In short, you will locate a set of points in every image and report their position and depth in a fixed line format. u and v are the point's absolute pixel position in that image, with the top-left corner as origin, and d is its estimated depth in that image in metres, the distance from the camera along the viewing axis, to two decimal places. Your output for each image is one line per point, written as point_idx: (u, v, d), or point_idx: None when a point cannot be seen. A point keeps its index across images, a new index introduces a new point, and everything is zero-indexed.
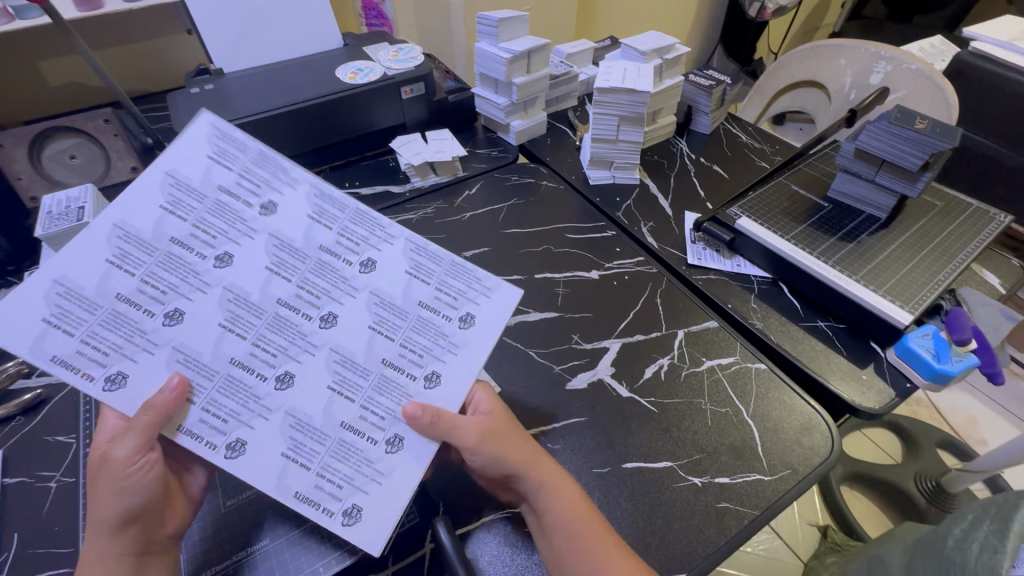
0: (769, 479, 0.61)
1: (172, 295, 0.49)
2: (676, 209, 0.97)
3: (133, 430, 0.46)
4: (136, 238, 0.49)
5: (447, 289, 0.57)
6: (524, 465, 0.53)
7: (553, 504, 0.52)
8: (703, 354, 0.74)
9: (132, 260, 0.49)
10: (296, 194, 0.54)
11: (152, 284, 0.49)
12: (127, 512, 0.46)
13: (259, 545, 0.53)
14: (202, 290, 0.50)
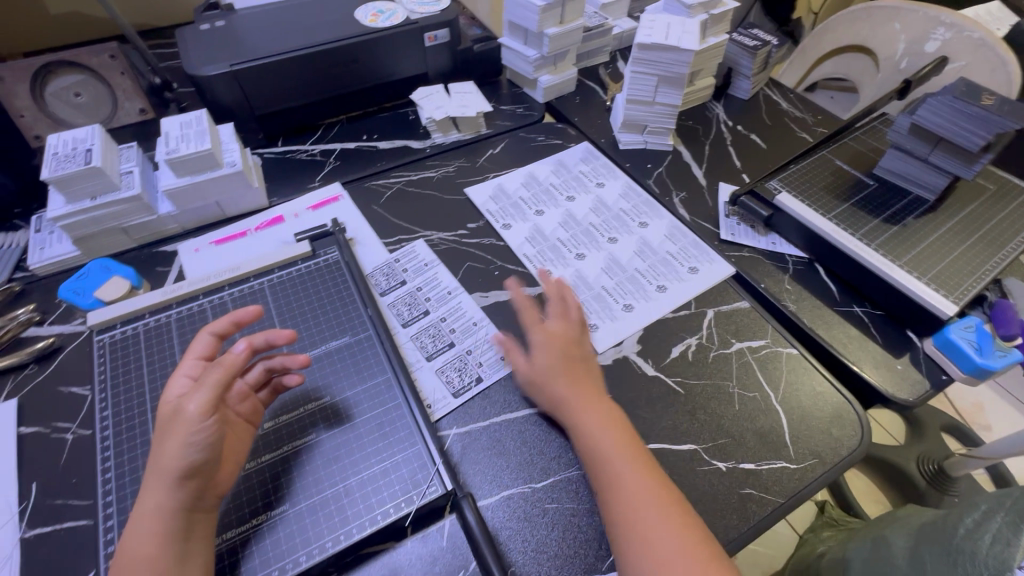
0: (795, 467, 0.60)
1: (493, 226, 0.83)
2: (710, 180, 0.92)
3: (202, 385, 0.48)
4: (486, 205, 0.86)
5: (681, 239, 0.82)
6: (582, 398, 0.60)
7: (597, 428, 0.57)
8: (733, 335, 0.71)
9: (496, 214, 0.84)
10: (604, 190, 0.90)
11: (496, 215, 0.84)
12: (191, 466, 0.46)
13: (279, 510, 0.52)
14: (508, 226, 0.83)
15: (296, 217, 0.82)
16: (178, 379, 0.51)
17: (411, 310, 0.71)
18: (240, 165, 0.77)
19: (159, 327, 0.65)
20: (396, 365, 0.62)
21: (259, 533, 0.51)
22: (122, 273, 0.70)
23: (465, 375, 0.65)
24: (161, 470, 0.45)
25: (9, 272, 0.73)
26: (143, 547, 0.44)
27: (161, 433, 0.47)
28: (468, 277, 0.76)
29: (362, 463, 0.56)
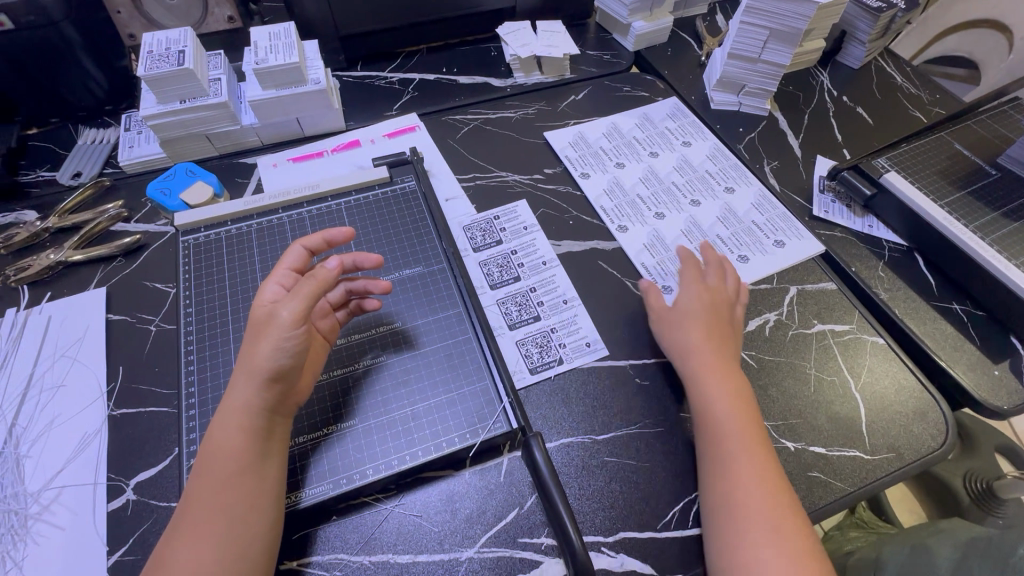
0: (869, 459, 0.57)
1: (569, 174, 0.80)
2: (807, 151, 0.85)
3: (295, 294, 0.48)
4: (564, 152, 0.83)
5: (768, 211, 0.77)
6: (710, 366, 0.57)
7: (713, 399, 0.55)
8: (816, 316, 0.67)
9: (574, 162, 0.81)
10: (690, 148, 0.85)
11: (574, 163, 0.81)
12: (279, 370, 0.47)
13: (347, 424, 0.54)
14: (585, 175, 0.80)
15: (372, 143, 0.81)
16: (274, 287, 0.52)
17: (502, 272, 0.69)
18: (324, 83, 0.75)
19: (240, 235, 0.66)
20: (465, 305, 0.61)
21: (329, 442, 0.53)
22: (205, 179, 0.71)
23: (547, 353, 0.62)
24: (252, 371, 0.46)
25: (100, 167, 0.76)
26: (229, 441, 0.45)
27: (253, 337, 0.48)
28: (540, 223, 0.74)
29: (429, 389, 0.56)
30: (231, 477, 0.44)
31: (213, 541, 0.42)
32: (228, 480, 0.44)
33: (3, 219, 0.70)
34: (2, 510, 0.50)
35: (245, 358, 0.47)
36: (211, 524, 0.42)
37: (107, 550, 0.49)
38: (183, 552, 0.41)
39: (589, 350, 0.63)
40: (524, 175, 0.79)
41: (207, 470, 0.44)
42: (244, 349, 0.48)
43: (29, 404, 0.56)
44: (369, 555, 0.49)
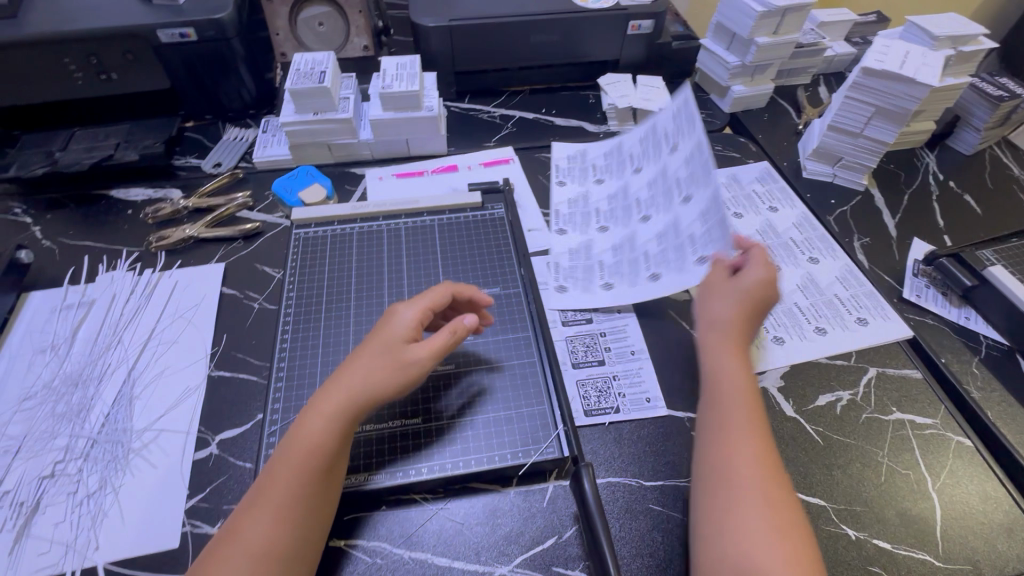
0: (938, 565, 0.53)
1: (649, 206, 0.74)
2: (902, 232, 0.82)
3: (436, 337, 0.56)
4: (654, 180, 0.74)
5: (852, 287, 0.74)
6: (725, 360, 0.56)
7: (722, 391, 0.54)
8: (895, 403, 0.64)
9: (652, 195, 0.74)
10: (778, 214, 0.84)
11: (653, 196, 0.74)
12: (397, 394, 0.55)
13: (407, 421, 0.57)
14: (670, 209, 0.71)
15: (469, 169, 0.87)
16: (399, 316, 0.55)
17: (576, 313, 0.70)
18: (437, 111, 0.83)
19: (344, 236, 0.74)
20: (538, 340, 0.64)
21: (393, 435, 0.57)
22: (321, 182, 0.80)
23: (605, 399, 0.63)
24: (383, 373, 0.51)
25: (237, 160, 0.87)
26: (318, 417, 0.49)
27: (385, 349, 0.52)
28: (631, 271, 0.72)
29: (489, 399, 0.59)
30: (316, 445, 0.48)
31: (290, 501, 0.46)
32: (314, 446, 0.48)
33: (154, 193, 0.82)
34: (111, 440, 0.57)
35: (373, 358, 0.52)
36: (286, 488, 0.46)
37: (187, 494, 0.54)
38: (265, 502, 0.46)
39: (649, 407, 0.62)
40: (621, 224, 0.77)
41: (295, 435, 0.49)
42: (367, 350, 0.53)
43: (147, 352, 0.64)
44: (409, 549, 0.52)
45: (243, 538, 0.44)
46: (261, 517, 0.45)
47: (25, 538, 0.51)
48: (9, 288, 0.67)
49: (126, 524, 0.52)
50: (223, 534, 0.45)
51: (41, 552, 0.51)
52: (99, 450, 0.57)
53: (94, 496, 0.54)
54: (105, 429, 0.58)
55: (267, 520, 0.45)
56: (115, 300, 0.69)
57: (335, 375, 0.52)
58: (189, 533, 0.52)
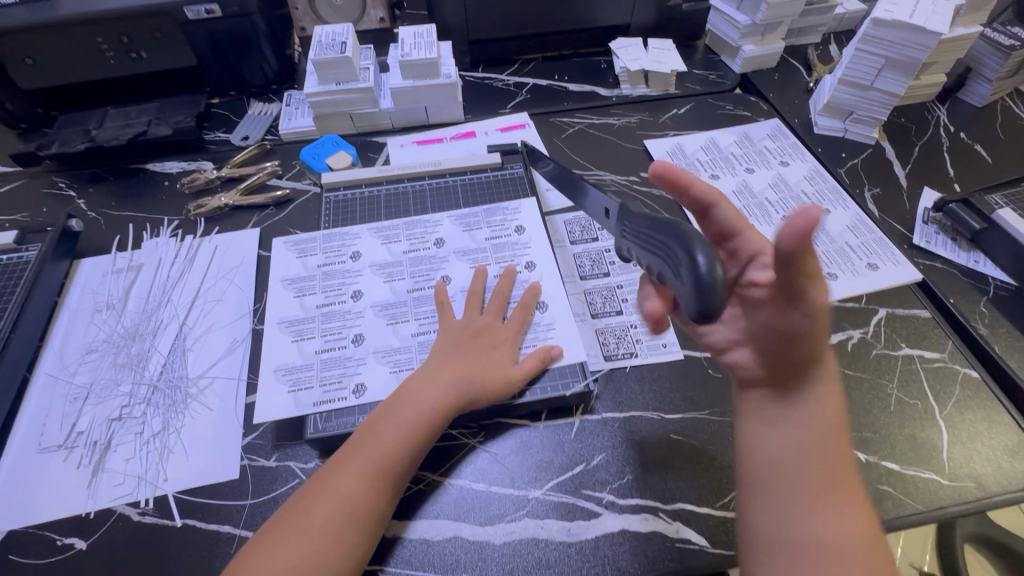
0: (946, 483, 0.56)
1: (427, 237, 0.74)
2: (913, 182, 0.84)
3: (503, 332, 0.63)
4: (383, 267, 0.71)
5: (861, 234, 0.77)
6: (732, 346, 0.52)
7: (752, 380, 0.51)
8: (904, 340, 0.67)
9: (414, 236, 0.74)
10: (790, 168, 0.86)
11: (406, 272, 0.70)
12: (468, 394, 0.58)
13: None
14: (440, 250, 0.73)
15: (487, 134, 0.90)
16: (481, 290, 0.66)
17: (593, 266, 0.73)
18: (454, 78, 0.86)
19: (370, 198, 0.78)
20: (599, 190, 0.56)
21: None
22: (346, 150, 0.84)
23: (622, 344, 0.66)
24: (484, 364, 0.59)
25: (263, 133, 0.90)
26: (418, 408, 0.55)
27: (489, 339, 0.62)
28: (405, 315, 0.66)
29: (553, 332, 0.65)
30: (414, 429, 0.53)
31: (386, 473, 0.51)
32: (410, 426, 0.54)
33: (188, 165, 0.86)
34: (170, 387, 0.62)
35: (480, 346, 0.61)
36: (381, 459, 0.52)
37: (244, 433, 0.59)
38: (362, 462, 0.51)
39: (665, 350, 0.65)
40: (409, 272, 0.70)
41: (396, 406, 0.55)
42: (475, 333, 0.62)
43: (195, 309, 0.69)
44: (449, 476, 0.57)
45: (330, 497, 0.50)
46: (355, 473, 0.51)
47: (102, 471, 0.57)
48: (64, 254, 0.72)
49: (191, 459, 0.58)
50: (325, 471, 0.52)
51: (117, 484, 0.56)
52: (160, 396, 0.62)
53: (160, 435, 0.59)
54: (163, 377, 0.63)
55: (360, 479, 0.50)
56: (161, 263, 0.73)
57: (434, 352, 0.61)
58: (248, 465, 0.57)
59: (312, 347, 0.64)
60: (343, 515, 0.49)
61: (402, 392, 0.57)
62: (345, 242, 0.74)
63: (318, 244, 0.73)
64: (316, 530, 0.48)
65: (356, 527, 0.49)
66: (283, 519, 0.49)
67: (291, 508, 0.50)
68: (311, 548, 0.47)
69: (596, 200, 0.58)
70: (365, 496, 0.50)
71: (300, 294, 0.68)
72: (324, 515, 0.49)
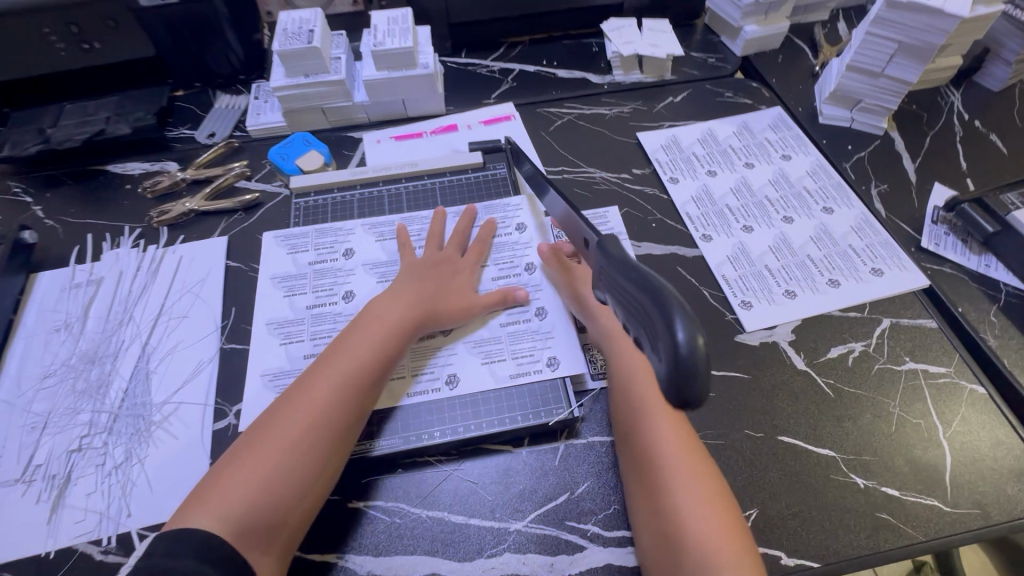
0: (948, 510, 0.53)
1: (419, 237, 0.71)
2: (923, 177, 0.78)
3: (464, 262, 0.67)
4: (377, 267, 0.68)
5: (865, 236, 0.72)
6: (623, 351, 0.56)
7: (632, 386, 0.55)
8: (908, 353, 0.63)
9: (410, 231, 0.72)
10: (792, 163, 0.81)
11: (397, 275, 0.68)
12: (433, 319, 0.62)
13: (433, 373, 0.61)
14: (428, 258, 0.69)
15: (469, 128, 0.85)
16: (440, 230, 0.69)
17: None
18: (432, 68, 0.80)
19: (344, 204, 0.74)
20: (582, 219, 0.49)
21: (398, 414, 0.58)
22: (318, 149, 0.78)
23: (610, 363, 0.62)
24: (442, 288, 0.64)
25: (231, 129, 0.85)
26: (379, 329, 0.58)
27: (447, 267, 0.66)
28: None
29: (540, 350, 0.62)
30: (378, 347, 0.57)
31: (350, 391, 0.54)
32: (376, 347, 0.57)
33: (151, 166, 0.81)
34: (132, 414, 0.59)
35: (438, 274, 0.65)
36: (344, 376, 0.55)
37: (211, 463, 0.56)
38: (329, 375, 0.55)
39: None
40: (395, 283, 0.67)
41: (360, 326, 0.59)
42: (433, 264, 0.66)
43: (159, 327, 0.65)
44: (427, 508, 0.54)
45: (298, 416, 0.52)
46: (324, 396, 0.53)
47: (61, 507, 0.54)
48: (19, 269, 0.68)
49: (155, 493, 0.55)
50: (293, 389, 0.55)
51: (77, 521, 0.53)
52: (122, 423, 0.58)
53: (121, 467, 0.56)
54: (125, 403, 0.60)
55: (326, 400, 0.53)
56: (122, 277, 0.69)
57: (395, 281, 0.65)
58: None
59: (301, 351, 0.62)
60: (310, 426, 0.51)
61: (365, 315, 0.60)
62: (338, 238, 0.71)
63: (310, 239, 0.71)
64: (285, 442, 0.50)
65: (321, 439, 0.51)
66: (250, 437, 0.51)
67: (256, 432, 0.52)
68: (279, 459, 0.49)
69: (576, 229, 0.52)
70: (332, 408, 0.53)
71: (290, 293, 0.66)
72: (293, 426, 0.51)
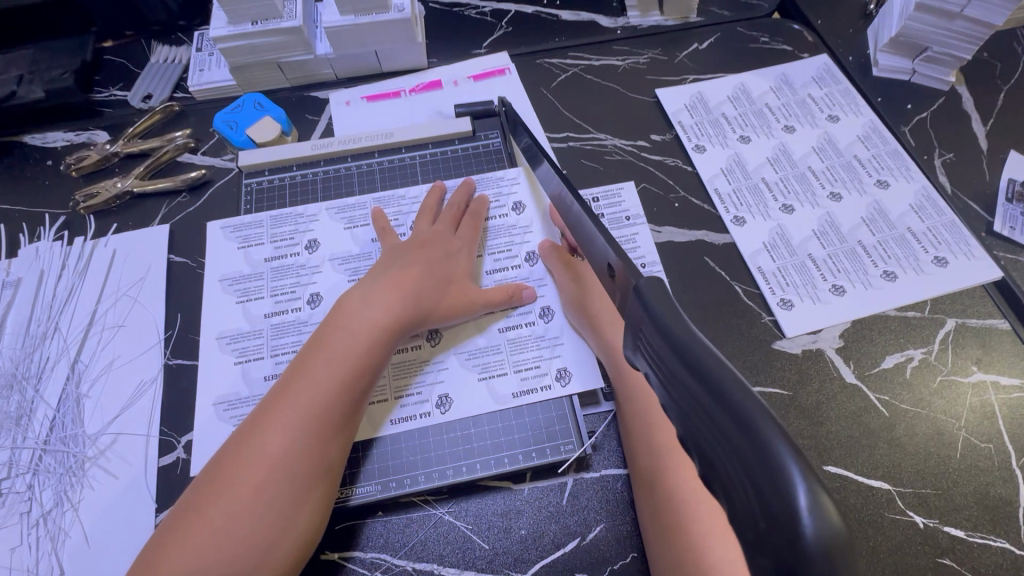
0: (1022, 554, 0.46)
1: (399, 220, 0.59)
2: (996, 142, 0.66)
3: (461, 245, 0.55)
4: (347, 260, 0.57)
5: (927, 217, 0.61)
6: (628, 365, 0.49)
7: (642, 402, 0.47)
8: (976, 362, 0.54)
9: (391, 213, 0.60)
10: (840, 126, 0.68)
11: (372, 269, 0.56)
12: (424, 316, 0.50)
13: (420, 391, 0.51)
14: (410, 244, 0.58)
15: (455, 86, 0.71)
16: (435, 204, 0.58)
17: None
18: (409, 11, 0.65)
19: (306, 184, 0.62)
20: (604, 238, 0.37)
21: (376, 445, 0.49)
22: (273, 114, 0.65)
23: None
24: (436, 276, 0.52)
25: (170, 90, 0.70)
26: (357, 334, 0.46)
27: (440, 248, 0.54)
28: None
29: (542, 364, 0.52)
30: (355, 357, 0.45)
31: (324, 417, 0.42)
32: (349, 358, 0.44)
33: (76, 137, 0.68)
34: (62, 449, 0.50)
35: (428, 256, 0.53)
36: (314, 399, 0.42)
37: (156, 509, 0.48)
38: (292, 402, 0.42)
39: None
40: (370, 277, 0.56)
41: (330, 336, 0.46)
42: (421, 245, 0.53)
43: (90, 340, 0.55)
44: (413, 560, 0.45)
45: (257, 455, 0.40)
46: (288, 428, 0.41)
47: None
48: None
49: (91, 546, 0.46)
50: (244, 431, 0.42)
51: None
52: (50, 460, 0.50)
53: (52, 515, 0.47)
54: (54, 435, 0.50)
55: (292, 433, 0.41)
56: (46, 278, 0.58)
57: (372, 271, 0.52)
58: None
59: (260, 372, 0.52)
60: (279, 480, 0.39)
61: (334, 317, 0.47)
62: (299, 226, 0.59)
63: (264, 230, 0.59)
64: (245, 505, 0.39)
65: (291, 483, 0.40)
66: (197, 498, 0.39)
67: (208, 480, 0.40)
68: (242, 530, 0.38)
69: (594, 249, 0.40)
70: (303, 454, 0.41)
71: (244, 299, 0.55)
72: (252, 485, 0.39)
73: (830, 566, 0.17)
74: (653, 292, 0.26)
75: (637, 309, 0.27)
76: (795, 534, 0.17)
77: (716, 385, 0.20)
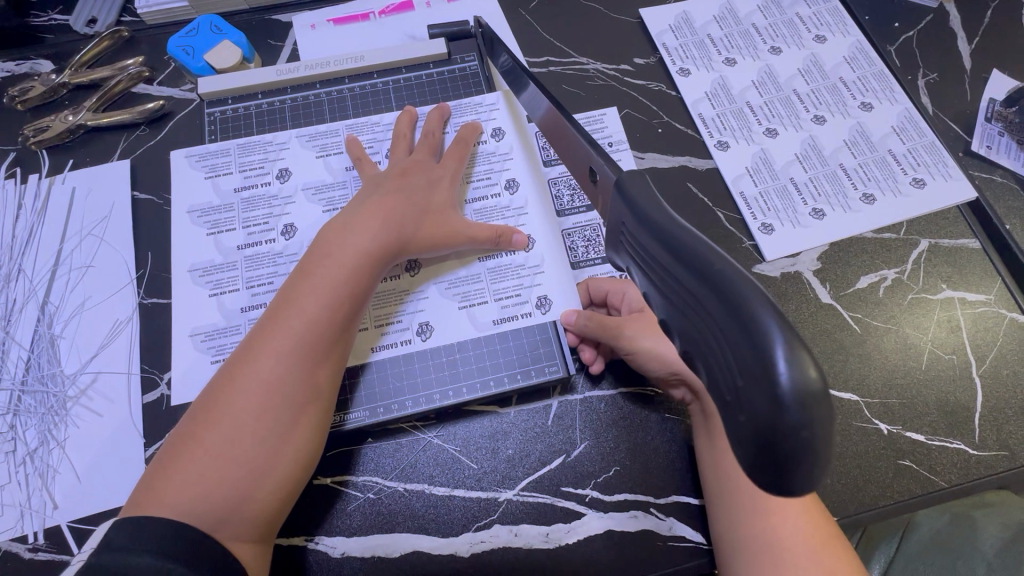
0: (975, 454, 0.49)
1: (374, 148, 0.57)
2: (980, 61, 0.65)
3: (444, 172, 0.53)
4: (322, 190, 0.55)
5: (908, 139, 0.61)
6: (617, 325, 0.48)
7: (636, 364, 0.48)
8: (946, 280, 0.55)
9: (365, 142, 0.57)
10: (827, 46, 0.66)
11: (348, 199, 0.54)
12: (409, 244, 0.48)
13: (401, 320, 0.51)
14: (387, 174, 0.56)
15: (428, 6, 0.66)
16: (408, 133, 0.55)
17: (574, 198, 0.56)
18: None
19: (273, 113, 0.58)
20: (583, 138, 0.36)
21: (362, 375, 0.49)
22: (232, 38, 0.60)
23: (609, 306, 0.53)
24: (418, 206, 0.50)
25: (116, 14, 0.64)
26: (343, 260, 0.45)
27: (421, 176, 0.52)
28: None
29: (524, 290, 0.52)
30: (341, 285, 0.44)
31: (315, 344, 0.42)
32: (335, 286, 0.43)
33: (17, 67, 0.62)
34: (41, 389, 0.49)
35: (410, 184, 0.50)
36: (303, 327, 0.42)
37: (144, 443, 0.48)
38: (281, 330, 0.42)
39: None
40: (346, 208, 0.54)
41: (315, 265, 0.44)
42: (401, 174, 0.51)
43: (58, 282, 0.53)
44: (405, 481, 0.47)
45: (250, 382, 0.40)
46: (278, 356, 0.41)
47: None
48: None
49: (82, 481, 0.46)
50: (235, 359, 0.42)
51: None
52: (30, 401, 0.49)
53: (38, 453, 0.47)
54: (32, 377, 0.50)
55: (283, 359, 0.41)
56: (4, 219, 0.55)
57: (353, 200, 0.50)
58: None
59: (236, 303, 0.51)
60: (275, 406, 0.40)
61: (319, 245, 0.46)
62: (268, 155, 0.56)
63: (232, 158, 0.56)
64: (243, 430, 0.39)
65: (285, 408, 0.40)
66: (194, 425, 0.39)
67: (202, 408, 0.40)
68: (242, 453, 0.39)
69: (575, 150, 0.39)
70: (296, 379, 0.41)
71: (215, 229, 0.53)
72: (248, 410, 0.39)
73: (804, 413, 0.18)
74: (638, 189, 0.26)
75: (623, 209, 0.27)
76: (774, 385, 0.18)
77: (702, 267, 0.21)
